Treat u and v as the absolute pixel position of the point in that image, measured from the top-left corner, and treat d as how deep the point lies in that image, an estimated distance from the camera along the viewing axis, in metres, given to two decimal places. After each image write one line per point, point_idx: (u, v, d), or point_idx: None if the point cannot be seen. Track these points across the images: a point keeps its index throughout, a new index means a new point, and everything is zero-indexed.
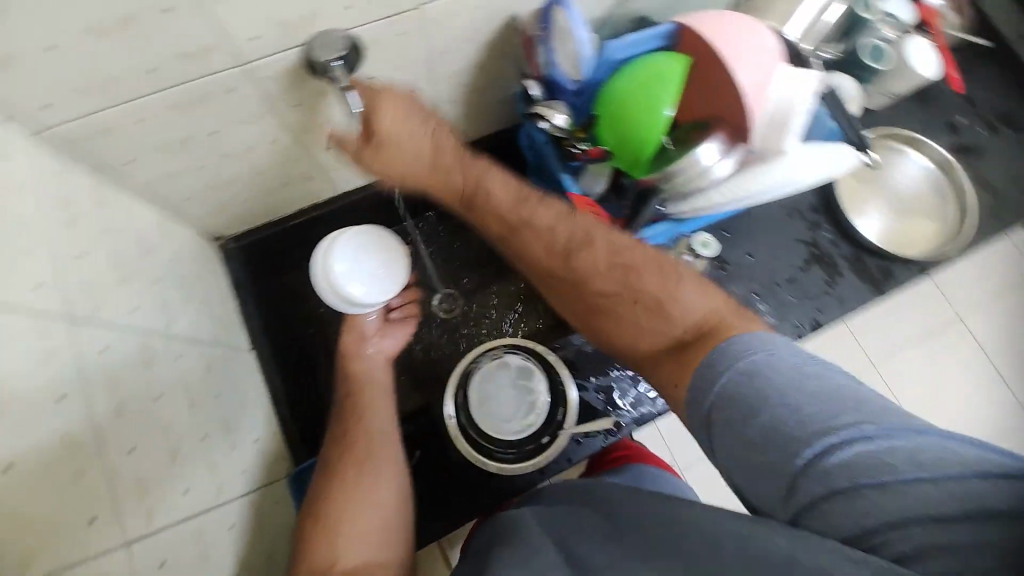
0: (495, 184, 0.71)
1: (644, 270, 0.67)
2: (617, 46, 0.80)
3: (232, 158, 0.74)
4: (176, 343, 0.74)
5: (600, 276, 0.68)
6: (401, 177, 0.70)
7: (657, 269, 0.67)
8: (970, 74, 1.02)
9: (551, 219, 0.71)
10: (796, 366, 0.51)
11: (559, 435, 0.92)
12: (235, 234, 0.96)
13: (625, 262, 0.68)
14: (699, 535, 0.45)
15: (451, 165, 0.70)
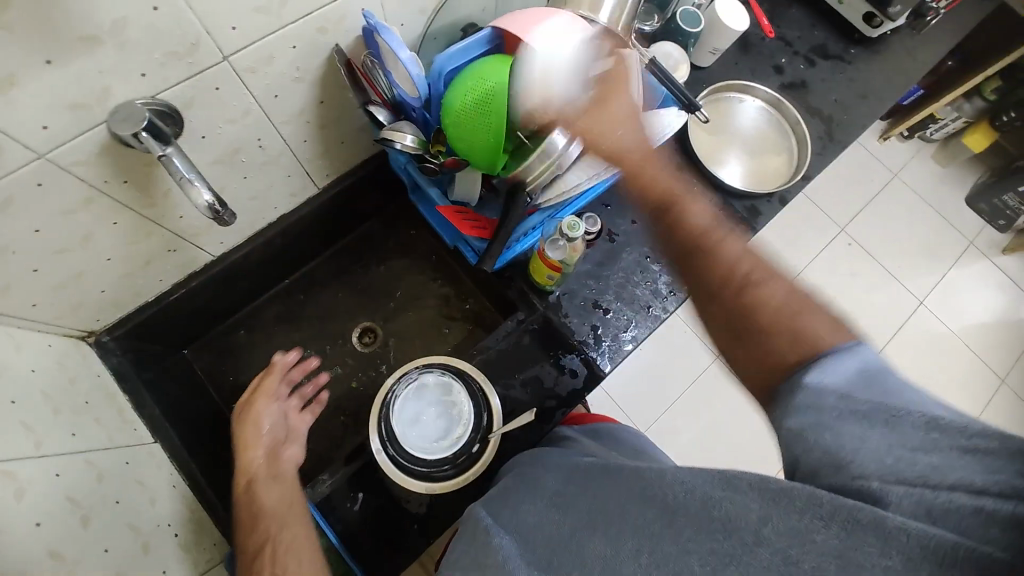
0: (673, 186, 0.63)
1: (758, 280, 0.52)
2: (444, 56, 0.71)
3: (69, 253, 0.67)
4: (52, 464, 0.61)
5: (737, 293, 0.52)
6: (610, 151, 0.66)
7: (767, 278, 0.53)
8: (783, 15, 1.11)
9: (706, 216, 0.59)
10: (878, 367, 0.43)
11: (490, 439, 0.85)
12: (108, 326, 0.83)
13: (750, 276, 0.53)
14: (692, 501, 0.44)
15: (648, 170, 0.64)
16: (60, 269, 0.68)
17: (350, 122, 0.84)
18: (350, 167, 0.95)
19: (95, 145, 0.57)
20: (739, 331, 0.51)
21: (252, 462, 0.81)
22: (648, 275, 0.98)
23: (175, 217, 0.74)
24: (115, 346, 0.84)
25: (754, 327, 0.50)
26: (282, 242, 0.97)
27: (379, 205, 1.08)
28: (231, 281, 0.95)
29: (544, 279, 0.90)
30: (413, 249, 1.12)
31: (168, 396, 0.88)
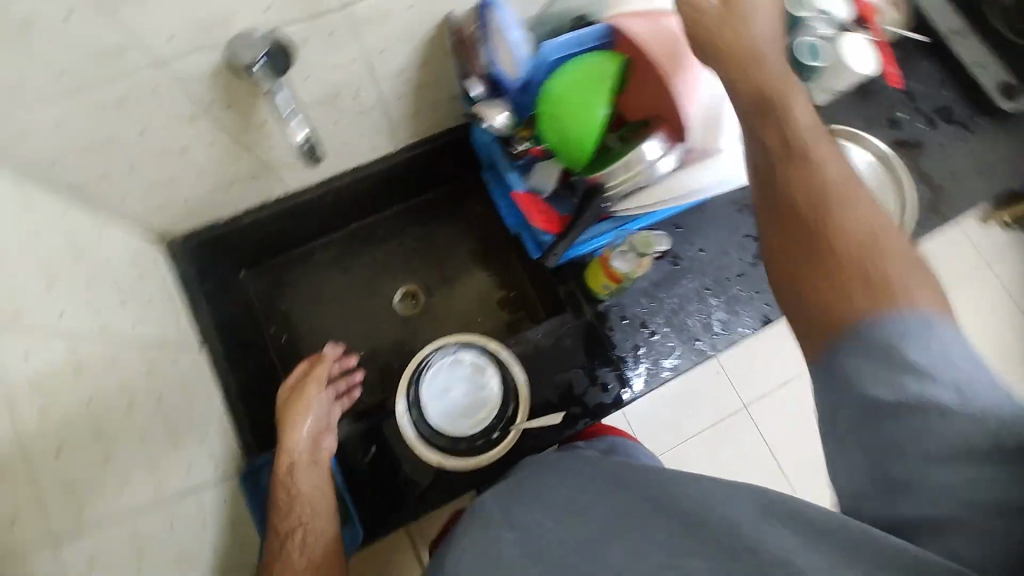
0: (801, 112, 0.49)
1: (843, 214, 0.44)
2: (554, 44, 0.70)
3: (167, 158, 0.70)
4: (108, 349, 0.65)
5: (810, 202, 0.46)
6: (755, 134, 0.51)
7: (862, 206, 0.45)
8: (916, 68, 1.03)
9: (806, 121, 0.49)
10: (932, 338, 0.39)
11: (511, 431, 0.84)
12: (183, 235, 0.89)
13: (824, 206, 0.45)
14: (717, 520, 0.42)
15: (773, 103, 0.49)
16: (154, 172, 0.72)
17: (446, 90, 0.84)
18: (432, 133, 0.96)
19: (212, 65, 0.59)
20: (801, 229, 0.46)
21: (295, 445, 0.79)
22: (703, 308, 0.95)
23: (265, 148, 0.77)
24: (184, 255, 0.89)
25: (811, 218, 0.45)
26: (352, 191, 0.99)
27: (450, 177, 1.09)
28: (297, 218, 0.98)
29: (598, 287, 0.89)
30: (473, 227, 1.12)
31: (221, 310, 0.93)
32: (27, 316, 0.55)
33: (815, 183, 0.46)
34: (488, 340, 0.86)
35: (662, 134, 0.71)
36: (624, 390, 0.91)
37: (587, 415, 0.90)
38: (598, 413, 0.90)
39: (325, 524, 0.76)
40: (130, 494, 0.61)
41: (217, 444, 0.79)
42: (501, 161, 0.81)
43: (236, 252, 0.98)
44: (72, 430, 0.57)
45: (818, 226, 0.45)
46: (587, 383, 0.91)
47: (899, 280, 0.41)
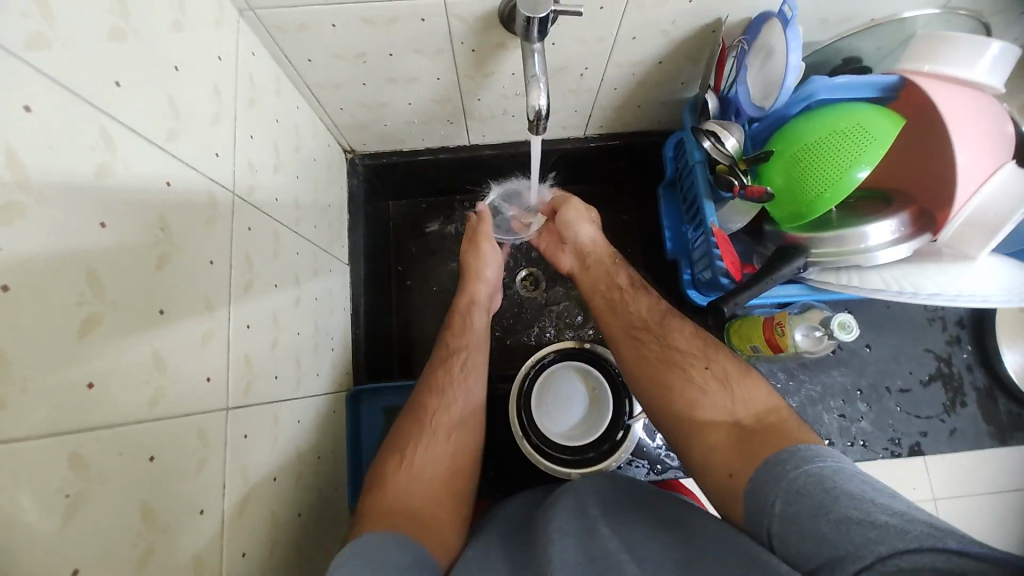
0: (613, 275, 0.78)
1: (634, 296, 0.74)
2: (823, 84, 0.61)
3: (396, 84, 0.72)
4: (298, 238, 0.67)
5: (682, 346, 0.65)
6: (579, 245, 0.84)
7: (632, 287, 0.75)
8: None
9: (616, 276, 0.78)
10: (812, 544, 0.41)
11: (614, 456, 0.76)
12: (365, 153, 0.93)
13: (624, 305, 0.73)
14: None
15: (598, 265, 0.80)
16: (378, 92, 0.74)
17: (662, 91, 0.81)
18: (621, 129, 0.92)
19: (485, 10, 0.58)
20: (712, 436, 0.56)
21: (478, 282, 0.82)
22: (849, 409, 0.84)
23: (477, 97, 0.78)
24: (359, 170, 0.94)
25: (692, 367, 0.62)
26: (523, 160, 0.98)
27: (615, 176, 1.04)
28: (466, 168, 0.99)
29: (745, 344, 0.81)
30: (625, 223, 1.05)
31: (370, 232, 0.96)
32: (261, 189, 0.58)
33: (710, 414, 0.58)
34: (596, 345, 0.82)
35: (904, 216, 0.62)
36: None
37: (663, 467, 0.80)
38: (679, 471, 0.79)
39: (482, 361, 0.75)
40: (265, 379, 0.54)
41: (340, 359, 0.80)
42: (699, 186, 0.76)
43: (396, 182, 1.01)
44: (255, 300, 0.54)
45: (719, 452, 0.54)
46: None
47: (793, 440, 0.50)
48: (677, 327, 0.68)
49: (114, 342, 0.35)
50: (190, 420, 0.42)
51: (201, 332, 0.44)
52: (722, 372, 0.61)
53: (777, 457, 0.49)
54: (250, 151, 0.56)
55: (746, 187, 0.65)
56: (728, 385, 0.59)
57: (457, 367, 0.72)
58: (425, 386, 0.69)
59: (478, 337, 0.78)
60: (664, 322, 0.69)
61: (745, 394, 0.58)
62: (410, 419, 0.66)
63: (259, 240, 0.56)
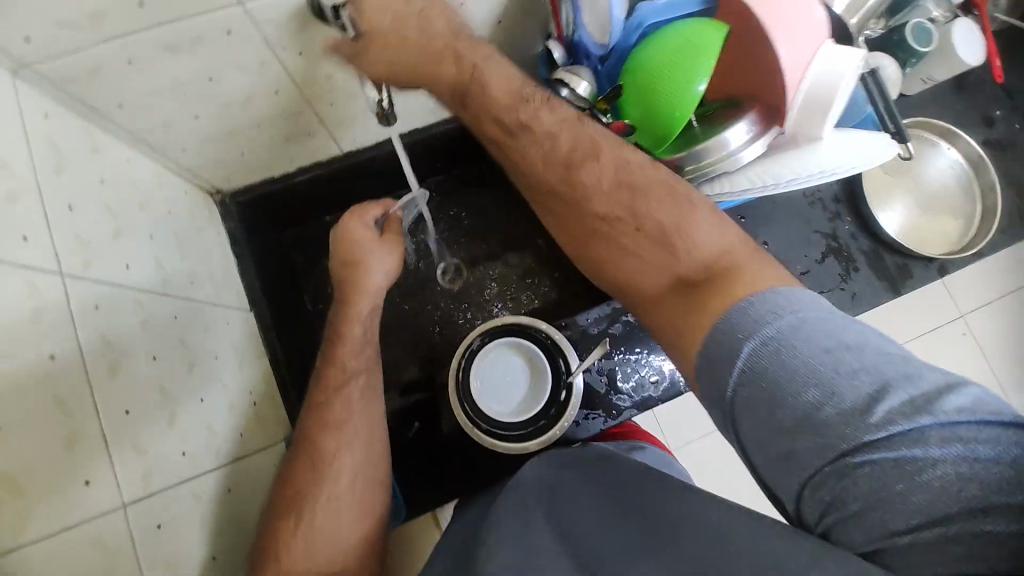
0: (545, 117, 0.61)
1: (579, 155, 0.61)
2: (651, 7, 0.64)
3: (234, 109, 0.67)
4: (171, 300, 0.61)
5: (603, 198, 0.60)
6: (467, 104, 0.62)
7: (570, 134, 0.61)
8: (1010, 62, 0.98)
9: (552, 122, 0.61)
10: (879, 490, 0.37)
11: (564, 415, 0.78)
12: (234, 190, 0.86)
13: (558, 155, 0.61)
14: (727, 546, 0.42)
15: (507, 107, 0.61)
16: (217, 122, 0.68)
17: (512, 51, 0.80)
18: None
19: (293, 7, 0.54)
20: (667, 300, 0.54)
21: (367, 277, 0.69)
22: None
23: (328, 102, 0.74)
24: (234, 210, 0.87)
25: (625, 218, 0.59)
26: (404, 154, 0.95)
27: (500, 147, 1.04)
28: (348, 178, 0.95)
29: None
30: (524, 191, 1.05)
31: (265, 269, 0.91)
32: (103, 261, 0.52)
33: (669, 281, 0.54)
34: (519, 316, 0.82)
35: (752, 116, 0.66)
36: (661, 382, 0.84)
37: (618, 409, 0.83)
38: (632, 409, 0.83)
39: (376, 394, 0.68)
40: (169, 457, 0.50)
41: (268, 408, 0.76)
42: None
43: (279, 211, 0.95)
44: (130, 380, 0.49)
45: (687, 319, 0.50)
46: (625, 373, 0.84)
47: (752, 286, 0.47)
48: (622, 190, 0.59)
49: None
50: (75, 530, 0.39)
51: (63, 436, 0.40)
52: (655, 221, 0.57)
53: (736, 313, 0.46)
54: (74, 223, 0.50)
55: (607, 126, 0.67)
56: (671, 240, 0.56)
57: (352, 413, 0.64)
58: (316, 425, 0.63)
59: (372, 376, 0.68)
60: (608, 190, 0.60)
61: (689, 251, 0.54)
62: (304, 462, 0.62)
63: (115, 316, 0.50)
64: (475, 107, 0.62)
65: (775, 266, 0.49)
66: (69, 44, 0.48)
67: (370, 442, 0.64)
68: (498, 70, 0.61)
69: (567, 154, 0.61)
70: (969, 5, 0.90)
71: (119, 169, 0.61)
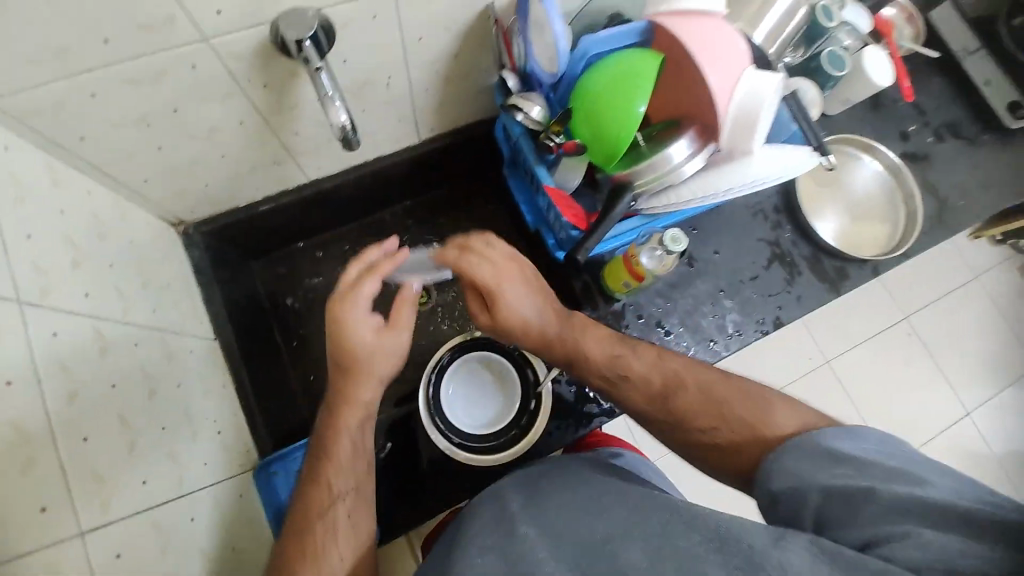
0: (590, 343, 0.70)
1: (623, 355, 0.68)
2: (591, 41, 0.70)
3: (198, 140, 0.69)
4: (133, 329, 0.61)
5: (689, 408, 0.62)
6: (518, 334, 0.71)
7: (600, 330, 0.71)
8: (918, 84, 1.09)
9: (597, 346, 0.69)
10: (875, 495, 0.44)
11: (534, 424, 0.80)
12: (198, 221, 0.86)
13: (618, 369, 0.67)
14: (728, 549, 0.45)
15: (554, 338, 0.70)
16: (181, 152, 0.69)
17: (470, 81, 0.85)
18: (449, 127, 0.96)
19: (256, 42, 0.57)
20: (736, 456, 0.56)
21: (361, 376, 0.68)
22: (718, 309, 0.95)
23: (292, 132, 0.76)
24: (198, 241, 0.87)
25: (696, 420, 0.61)
26: (370, 181, 0.98)
27: (464, 172, 1.08)
28: (314, 206, 0.97)
29: (618, 283, 0.87)
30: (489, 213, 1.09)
31: (231, 298, 0.90)
32: (60, 289, 0.51)
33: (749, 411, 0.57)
34: (486, 330, 0.85)
35: (690, 135, 0.72)
36: None
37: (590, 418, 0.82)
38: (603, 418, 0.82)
39: (364, 485, 0.70)
40: (129, 486, 0.49)
41: (234, 437, 0.74)
42: (528, 155, 0.81)
43: (245, 240, 0.95)
44: (89, 408, 0.48)
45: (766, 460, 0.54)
46: None
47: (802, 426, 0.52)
48: (635, 354, 0.68)
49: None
50: (32, 555, 0.39)
51: (17, 462, 0.39)
52: (701, 389, 0.62)
53: (789, 450, 0.51)
54: (30, 252, 0.50)
55: (561, 146, 0.73)
56: (711, 394, 0.61)
57: (337, 508, 0.66)
58: (304, 520, 0.65)
59: (358, 475, 0.69)
60: (661, 392, 0.64)
61: (727, 391, 0.61)
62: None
63: (73, 343, 0.50)
64: (527, 330, 0.70)
65: (792, 405, 0.57)
66: (29, 79, 0.49)
67: (354, 519, 0.67)
68: (541, 299, 0.71)
69: (608, 367, 0.68)
70: (876, 36, 1.02)
71: (77, 199, 0.61)
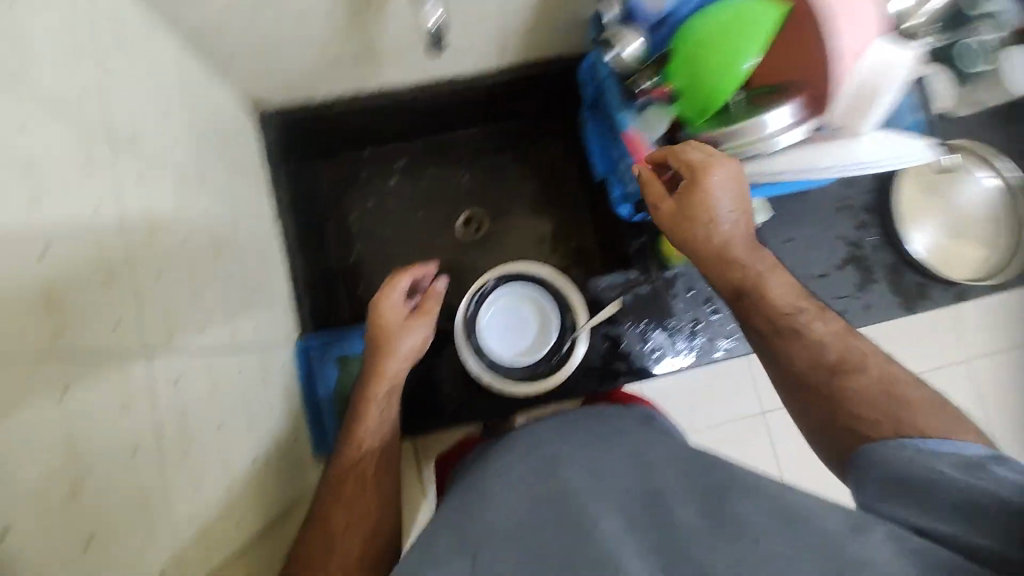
0: (774, 285, 0.64)
1: (780, 296, 0.63)
2: None
3: (289, 20, 0.68)
4: (206, 192, 0.64)
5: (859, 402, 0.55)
6: (705, 235, 0.64)
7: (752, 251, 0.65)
8: None
9: (784, 288, 0.63)
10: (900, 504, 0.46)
11: (564, 364, 0.81)
12: (276, 107, 0.88)
13: (786, 325, 0.61)
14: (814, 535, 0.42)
15: (739, 257, 0.64)
16: (271, 30, 0.69)
17: (567, 7, 0.80)
18: (534, 55, 0.91)
19: None
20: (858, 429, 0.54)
21: (392, 365, 0.72)
22: None
23: (380, 29, 0.75)
24: (273, 127, 0.89)
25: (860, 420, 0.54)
26: (445, 100, 0.97)
27: (541, 107, 1.05)
28: (387, 115, 0.97)
29: (675, 250, 0.85)
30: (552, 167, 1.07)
31: (295, 189, 0.93)
32: (149, 138, 0.54)
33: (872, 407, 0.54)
34: (535, 268, 0.84)
35: (800, 101, 0.65)
36: (661, 356, 0.89)
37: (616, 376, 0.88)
38: (629, 377, 0.88)
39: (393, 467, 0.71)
40: (188, 330, 0.53)
41: (282, 316, 0.79)
42: (614, 98, 0.76)
43: (316, 137, 0.97)
44: (162, 251, 0.51)
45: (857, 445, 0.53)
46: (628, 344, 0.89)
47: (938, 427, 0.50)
48: (819, 317, 0.62)
49: (4, 267, 0.34)
50: (112, 363, 0.42)
51: (102, 279, 0.42)
52: (880, 372, 0.57)
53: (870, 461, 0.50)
54: (127, 95, 0.52)
55: (651, 91, 0.69)
56: (893, 392, 0.55)
57: (365, 491, 0.67)
58: (333, 500, 0.65)
59: (386, 455, 0.71)
60: (842, 370, 0.57)
61: (913, 391, 0.54)
62: (314, 530, 0.63)
63: (155, 190, 0.53)
64: (719, 241, 0.64)
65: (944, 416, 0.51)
66: None
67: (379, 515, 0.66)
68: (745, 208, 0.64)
69: (783, 320, 0.61)
70: None
71: (171, 56, 0.62)
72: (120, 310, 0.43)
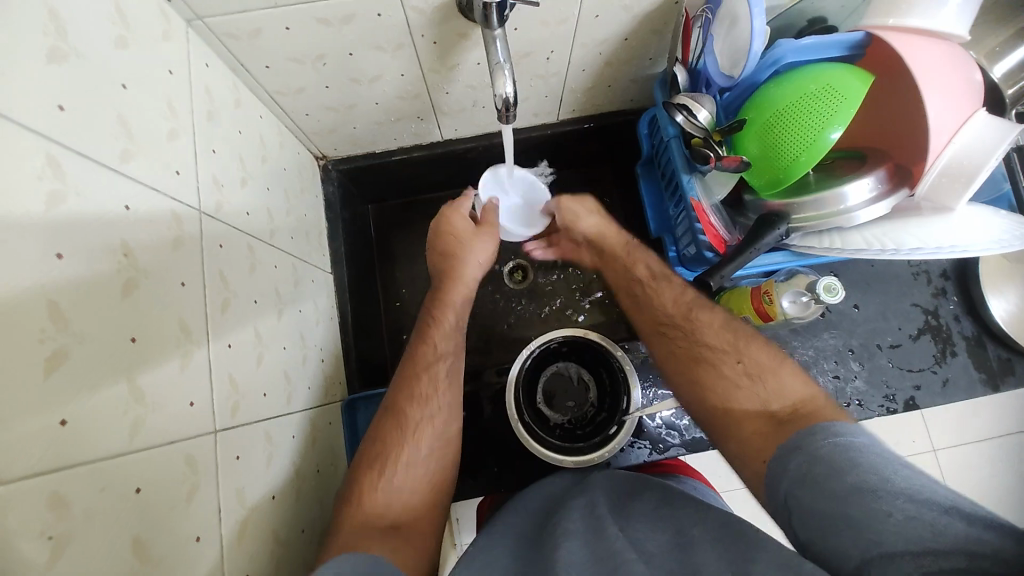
0: (665, 294, 0.72)
1: (659, 296, 0.72)
2: (790, 47, 0.61)
3: (360, 84, 0.71)
4: (273, 250, 0.65)
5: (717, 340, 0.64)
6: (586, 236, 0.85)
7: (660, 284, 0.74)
8: None
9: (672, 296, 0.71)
10: (860, 514, 0.40)
11: (606, 447, 0.77)
12: (338, 158, 0.91)
13: (690, 317, 0.68)
14: None
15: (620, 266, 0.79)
16: (343, 94, 0.72)
17: (632, 67, 0.80)
18: (593, 111, 0.91)
19: None
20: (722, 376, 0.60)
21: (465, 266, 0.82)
22: (843, 370, 0.84)
23: (443, 91, 0.77)
24: (334, 177, 0.92)
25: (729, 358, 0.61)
26: (500, 153, 0.97)
27: (594, 160, 1.04)
28: (443, 165, 0.98)
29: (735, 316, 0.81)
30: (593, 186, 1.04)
31: (349, 236, 0.95)
32: (229, 204, 0.56)
33: (769, 384, 0.56)
34: (594, 332, 0.83)
35: (880, 172, 0.62)
36: None
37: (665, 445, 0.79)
38: (680, 448, 0.79)
39: (459, 362, 0.74)
40: (251, 395, 0.53)
41: (332, 366, 0.79)
42: (677, 160, 0.75)
43: (372, 185, 0.99)
44: (233, 317, 0.52)
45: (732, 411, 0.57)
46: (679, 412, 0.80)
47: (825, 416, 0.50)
48: (708, 314, 0.67)
49: (93, 366, 0.34)
50: (180, 445, 0.42)
51: (179, 355, 0.43)
52: (756, 356, 0.60)
53: (798, 445, 0.48)
54: (213, 165, 0.54)
55: (721, 158, 0.65)
56: (763, 371, 0.58)
57: (435, 388, 0.69)
58: (391, 427, 0.65)
59: (456, 359, 0.75)
60: (692, 313, 0.68)
61: (780, 378, 0.57)
62: (393, 405, 0.67)
63: (233, 258, 0.54)
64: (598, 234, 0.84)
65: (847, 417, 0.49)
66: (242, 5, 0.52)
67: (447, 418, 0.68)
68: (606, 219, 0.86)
69: (680, 311, 0.69)
70: None
71: (248, 121, 0.64)
72: (193, 384, 0.44)
